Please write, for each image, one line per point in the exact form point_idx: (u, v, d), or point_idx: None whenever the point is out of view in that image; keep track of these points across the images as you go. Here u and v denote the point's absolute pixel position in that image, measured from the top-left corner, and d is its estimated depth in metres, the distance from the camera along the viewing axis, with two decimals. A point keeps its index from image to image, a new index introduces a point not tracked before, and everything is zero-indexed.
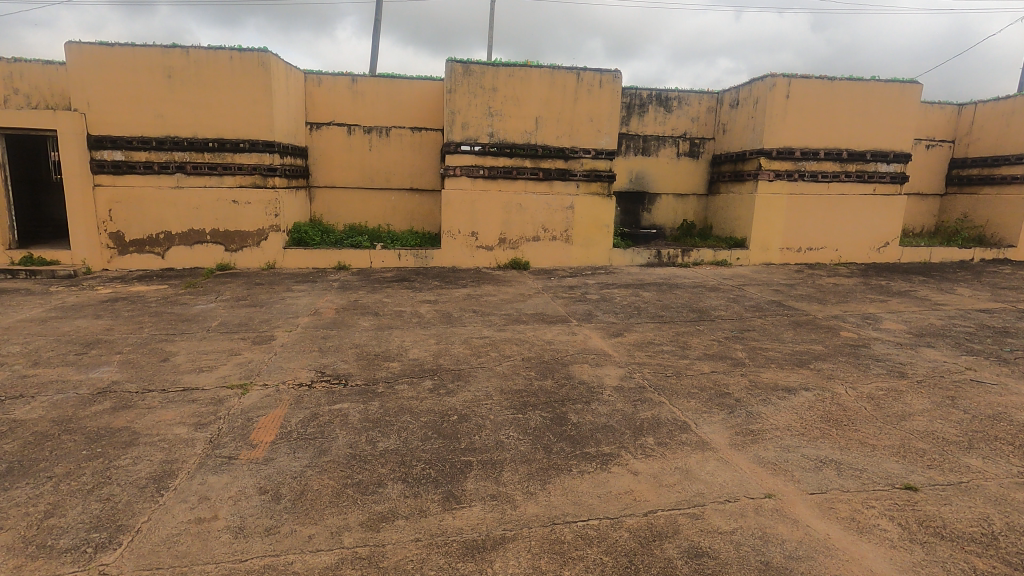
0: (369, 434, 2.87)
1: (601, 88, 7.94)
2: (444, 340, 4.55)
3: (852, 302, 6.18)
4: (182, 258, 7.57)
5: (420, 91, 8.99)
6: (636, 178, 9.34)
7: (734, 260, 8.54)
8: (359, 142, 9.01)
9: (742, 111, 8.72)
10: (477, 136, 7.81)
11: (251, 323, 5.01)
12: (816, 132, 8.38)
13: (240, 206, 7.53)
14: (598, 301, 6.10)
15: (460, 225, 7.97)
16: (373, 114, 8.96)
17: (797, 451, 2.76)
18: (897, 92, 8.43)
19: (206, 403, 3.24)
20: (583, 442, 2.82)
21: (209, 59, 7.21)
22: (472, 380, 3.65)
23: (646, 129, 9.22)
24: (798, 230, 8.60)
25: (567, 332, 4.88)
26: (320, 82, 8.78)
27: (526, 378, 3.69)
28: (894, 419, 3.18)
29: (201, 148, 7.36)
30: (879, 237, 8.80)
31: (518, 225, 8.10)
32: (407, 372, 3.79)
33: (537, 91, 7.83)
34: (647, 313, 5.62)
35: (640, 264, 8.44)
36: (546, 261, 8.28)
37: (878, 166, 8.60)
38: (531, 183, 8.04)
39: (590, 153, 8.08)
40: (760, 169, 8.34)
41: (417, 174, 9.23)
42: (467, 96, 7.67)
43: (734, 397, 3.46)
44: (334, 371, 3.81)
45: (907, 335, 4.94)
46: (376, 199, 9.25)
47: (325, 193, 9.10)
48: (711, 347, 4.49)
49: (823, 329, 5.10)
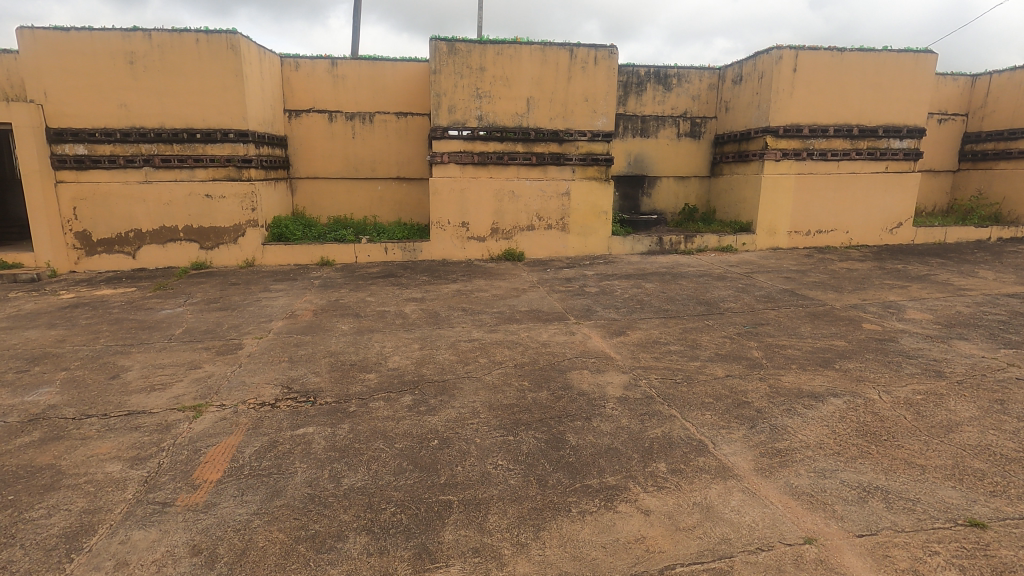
0: (334, 467, 2.45)
1: (597, 65, 7.44)
2: (428, 345, 4.13)
3: (870, 290, 5.75)
4: (155, 258, 7.12)
5: (405, 74, 8.49)
6: (635, 161, 8.87)
7: (740, 245, 8.10)
8: (342, 129, 8.52)
9: (747, 87, 8.23)
10: (466, 120, 7.33)
11: (218, 329, 4.58)
12: (826, 107, 7.89)
13: (214, 200, 7.07)
14: (598, 295, 5.67)
15: (449, 215, 7.50)
16: (355, 100, 8.47)
17: (836, 477, 2.36)
18: (910, 62, 7.93)
19: (151, 431, 2.83)
20: (583, 472, 2.41)
21: (174, 42, 6.68)
22: (458, 394, 3.23)
23: (644, 109, 8.74)
24: (807, 212, 8.15)
25: (565, 332, 4.45)
26: (298, 67, 8.27)
27: (517, 390, 3.27)
28: (940, 430, 2.78)
29: (169, 138, 6.87)
30: (892, 218, 8.36)
31: (511, 214, 7.64)
32: (385, 385, 3.37)
33: (528, 70, 7.32)
34: (651, 307, 5.19)
35: (641, 252, 8.01)
36: (542, 252, 7.83)
37: (890, 142, 8.13)
38: (524, 169, 7.57)
39: (586, 136, 7.61)
40: (766, 148, 7.86)
41: (404, 163, 8.75)
42: (454, 77, 7.18)
43: (754, 407, 3.05)
44: (303, 386, 3.38)
45: (935, 326, 4.53)
46: (361, 190, 8.78)
47: (307, 184, 8.64)
48: (723, 345, 4.07)
49: (843, 320, 4.67)
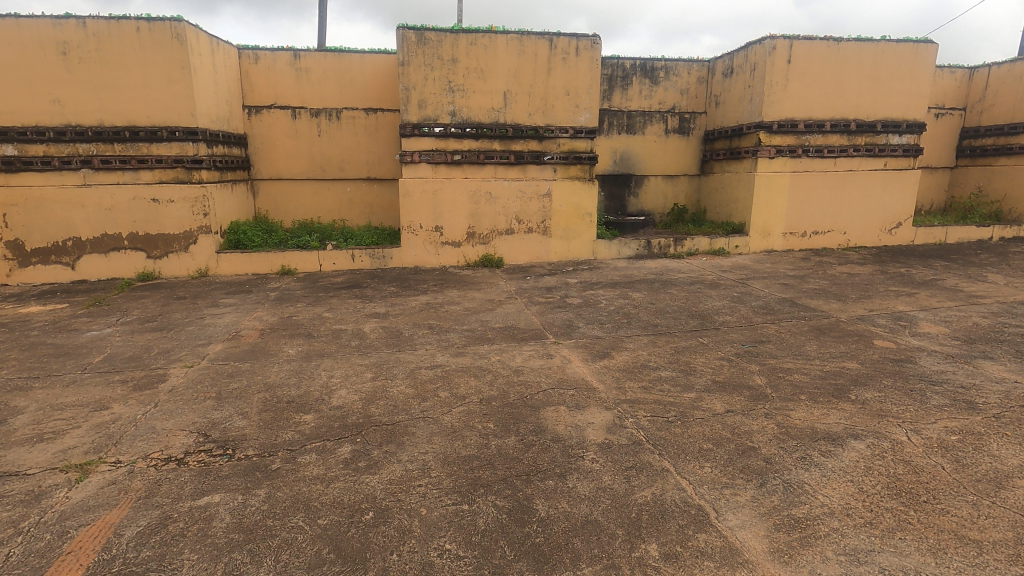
0: (232, 560, 1.90)
1: (579, 56, 6.90)
2: (383, 374, 3.58)
3: (876, 298, 5.29)
4: (97, 268, 6.48)
5: (374, 67, 7.90)
6: (621, 158, 8.37)
7: (732, 248, 7.63)
8: (307, 127, 7.93)
9: (738, 80, 7.75)
10: (438, 116, 6.77)
11: (144, 356, 3.99)
12: (822, 100, 7.43)
13: (161, 205, 6.45)
14: (581, 307, 5.16)
15: (421, 219, 6.94)
16: (321, 95, 7.87)
17: (873, 563, 1.85)
18: (910, 53, 7.50)
19: (15, 503, 2.25)
20: (554, 560, 1.88)
21: (112, 31, 6.05)
22: (409, 442, 2.69)
23: (630, 104, 8.25)
24: (803, 213, 7.69)
25: (541, 354, 3.91)
26: (257, 59, 7.66)
27: (479, 436, 2.73)
28: (989, 486, 2.28)
29: (109, 137, 6.24)
30: (891, 218, 7.94)
31: (488, 217, 7.09)
32: (323, 430, 2.82)
33: (504, 61, 6.78)
34: (638, 322, 4.68)
35: (627, 257, 7.51)
36: (522, 257, 7.30)
37: (889, 138, 7.70)
38: (501, 168, 7.03)
39: (568, 132, 7.09)
40: (760, 144, 7.39)
41: (374, 162, 8.18)
42: (424, 69, 6.62)
43: (763, 455, 2.54)
44: (224, 433, 2.82)
45: (954, 342, 4.06)
46: (329, 192, 8.19)
47: (270, 186, 8.04)
48: (721, 371, 3.57)
49: (852, 337, 4.19)
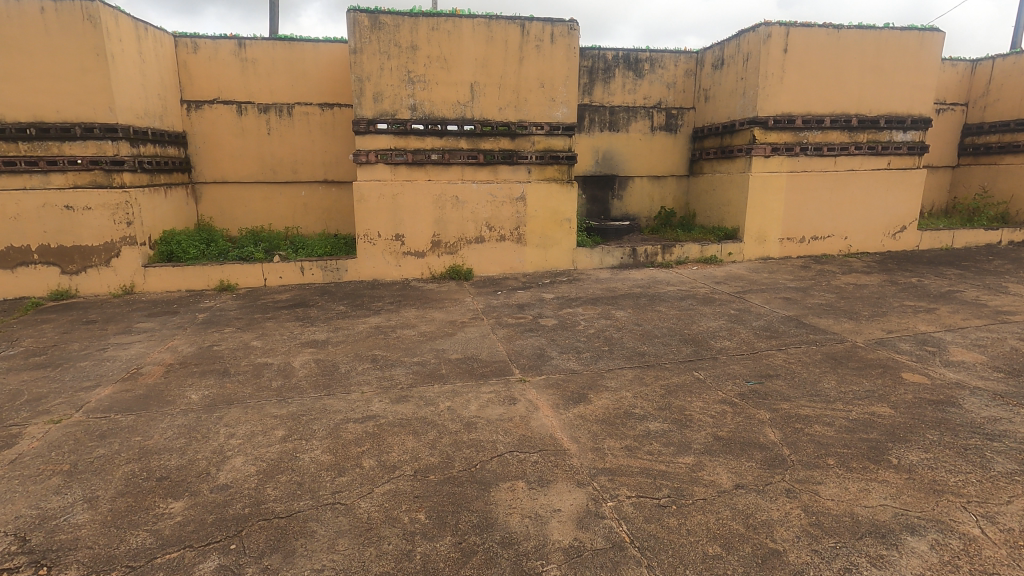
0: None
1: (554, 43, 6.18)
2: (300, 431, 2.83)
3: (892, 316, 4.63)
4: (3, 286, 5.63)
5: (330, 57, 7.14)
6: (603, 158, 7.68)
7: (725, 255, 6.97)
8: (254, 124, 7.13)
9: (730, 71, 7.10)
10: (396, 111, 6.02)
11: (5, 407, 3.17)
12: (821, 93, 6.79)
13: (76, 213, 5.61)
14: (556, 330, 4.44)
15: (380, 226, 6.18)
16: (269, 88, 7.07)
17: None
18: (915, 42, 6.90)
19: None
20: None
21: (11, 12, 5.20)
22: (303, 550, 1.93)
23: (613, 99, 7.56)
24: (801, 217, 7.05)
25: (502, 399, 3.16)
26: (197, 48, 6.84)
27: (403, 538, 1.98)
28: None
29: (12, 135, 5.40)
30: (895, 222, 7.33)
31: (454, 223, 6.34)
32: (190, 529, 2.06)
33: (470, 49, 6.04)
34: (621, 350, 3.95)
35: (611, 267, 6.82)
36: (494, 268, 6.56)
37: (893, 134, 7.09)
38: (469, 169, 6.29)
39: (543, 129, 6.38)
40: (754, 142, 6.73)
41: (331, 164, 7.40)
42: (379, 57, 5.86)
43: (794, 567, 1.82)
44: (49, 536, 2.03)
45: (997, 374, 3.40)
46: (281, 197, 7.40)
47: (214, 191, 7.23)
48: (723, 423, 2.85)
49: (875, 369, 3.51)
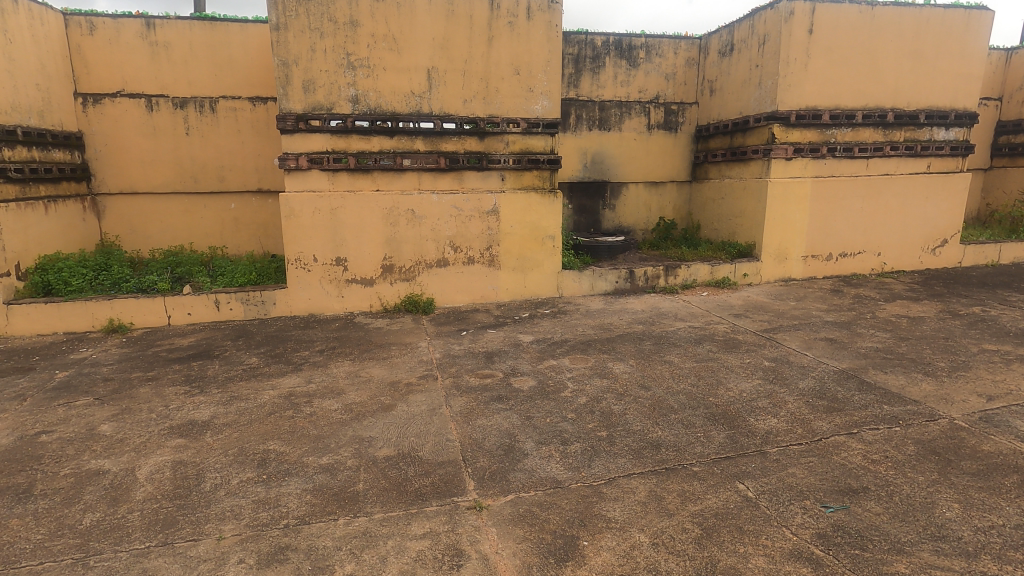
0: None
1: (532, 20, 5.00)
2: None
3: (981, 369, 3.48)
4: None
5: (260, 41, 5.89)
6: (592, 161, 6.51)
7: (739, 277, 5.82)
8: (169, 123, 5.85)
9: (742, 58, 5.96)
10: (334, 105, 4.79)
11: None
12: (851, 83, 5.68)
13: None
14: (534, 398, 3.23)
15: (316, 248, 4.94)
16: (186, 78, 5.80)
17: None
18: (961, 23, 5.80)
19: None
20: None
21: None
22: None
23: (603, 92, 6.39)
24: (828, 230, 5.92)
25: (443, 555, 1.94)
26: (94, 29, 5.57)
27: None
28: None
29: None
30: (935, 234, 6.25)
31: (410, 243, 5.12)
32: None
33: (427, 26, 4.84)
34: (626, 440, 2.73)
35: (604, 293, 5.64)
36: (461, 297, 5.34)
37: (932, 132, 6.01)
38: (428, 176, 5.07)
39: (519, 126, 5.18)
40: (773, 142, 5.60)
41: (265, 170, 6.14)
42: (310, 36, 4.64)
43: None
44: None
45: None
46: (205, 210, 6.12)
47: (121, 204, 5.93)
48: None
49: (1009, 476, 2.34)
